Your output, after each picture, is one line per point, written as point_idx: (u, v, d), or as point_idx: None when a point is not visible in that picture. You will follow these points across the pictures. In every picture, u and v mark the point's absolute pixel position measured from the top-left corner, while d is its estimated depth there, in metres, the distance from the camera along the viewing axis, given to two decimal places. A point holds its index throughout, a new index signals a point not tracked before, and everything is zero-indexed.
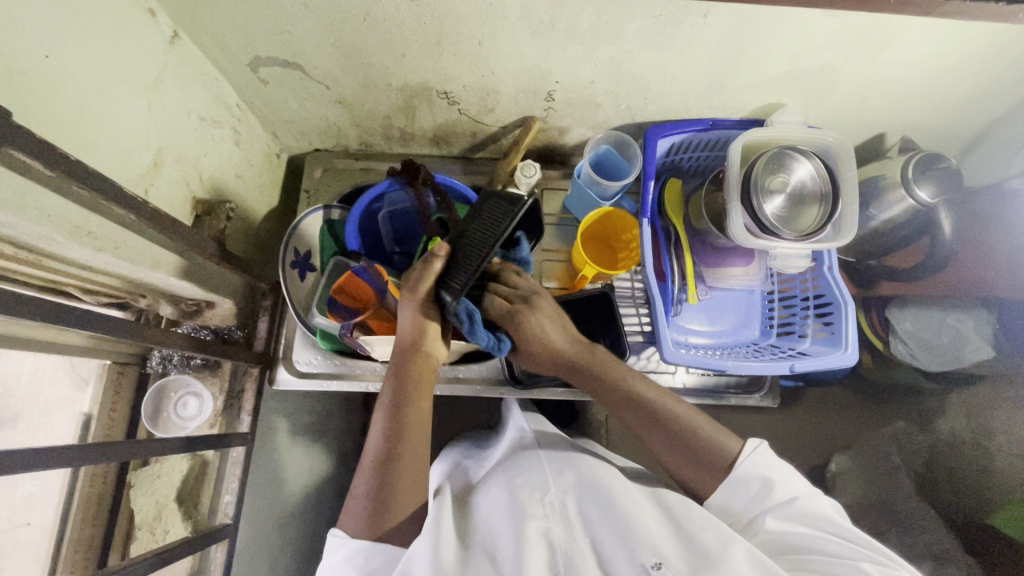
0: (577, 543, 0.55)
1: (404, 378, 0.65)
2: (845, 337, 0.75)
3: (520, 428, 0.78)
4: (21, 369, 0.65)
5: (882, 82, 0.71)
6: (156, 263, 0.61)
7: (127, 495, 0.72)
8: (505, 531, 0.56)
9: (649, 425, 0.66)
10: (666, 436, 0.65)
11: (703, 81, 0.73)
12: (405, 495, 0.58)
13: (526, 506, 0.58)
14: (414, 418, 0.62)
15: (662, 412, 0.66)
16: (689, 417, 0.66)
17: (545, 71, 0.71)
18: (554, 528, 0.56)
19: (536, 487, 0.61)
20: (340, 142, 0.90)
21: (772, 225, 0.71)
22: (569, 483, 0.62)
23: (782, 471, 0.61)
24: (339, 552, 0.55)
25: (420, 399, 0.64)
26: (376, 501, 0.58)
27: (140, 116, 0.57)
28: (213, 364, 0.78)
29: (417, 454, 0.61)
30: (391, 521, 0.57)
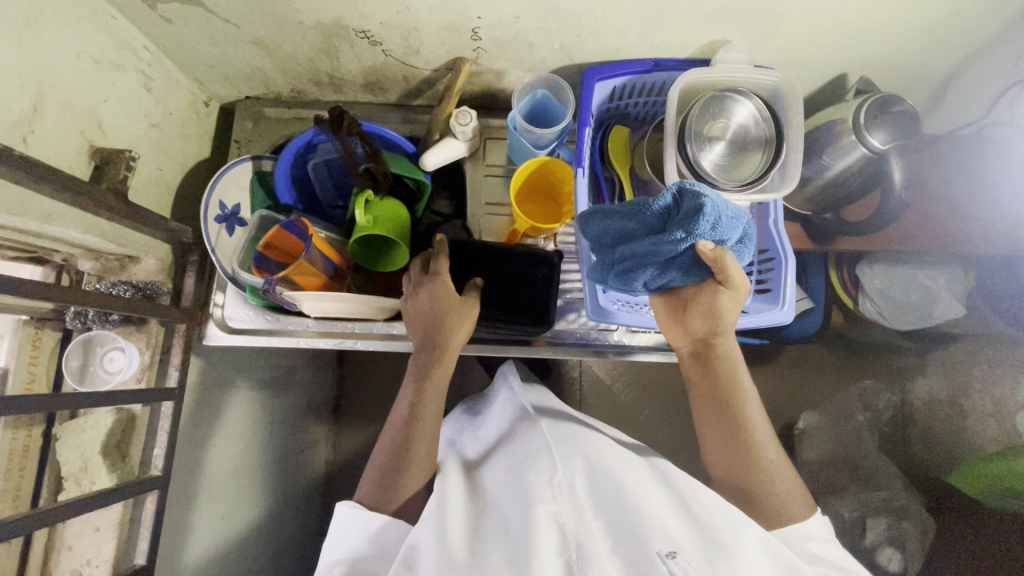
0: (587, 525, 0.55)
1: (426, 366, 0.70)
2: (782, 294, 0.72)
3: (520, 405, 0.80)
4: None
5: (833, 14, 0.65)
6: (47, 216, 0.58)
7: (53, 451, 0.69)
8: (515, 514, 0.57)
9: (731, 447, 0.66)
10: (736, 459, 0.66)
11: (636, 16, 0.67)
12: (422, 458, 0.66)
13: (536, 490, 0.58)
14: (433, 388, 0.69)
15: (751, 445, 0.65)
16: (775, 464, 0.65)
17: (463, 6, 0.65)
18: (563, 510, 0.56)
19: (545, 468, 0.62)
20: (269, 88, 0.86)
21: (709, 174, 0.67)
22: (576, 467, 0.62)
23: (829, 534, 0.63)
24: (353, 522, 0.61)
25: (439, 372, 0.70)
26: (392, 465, 0.65)
27: (9, 56, 0.54)
28: (139, 321, 0.77)
29: (431, 427, 0.68)
30: (408, 486, 0.64)
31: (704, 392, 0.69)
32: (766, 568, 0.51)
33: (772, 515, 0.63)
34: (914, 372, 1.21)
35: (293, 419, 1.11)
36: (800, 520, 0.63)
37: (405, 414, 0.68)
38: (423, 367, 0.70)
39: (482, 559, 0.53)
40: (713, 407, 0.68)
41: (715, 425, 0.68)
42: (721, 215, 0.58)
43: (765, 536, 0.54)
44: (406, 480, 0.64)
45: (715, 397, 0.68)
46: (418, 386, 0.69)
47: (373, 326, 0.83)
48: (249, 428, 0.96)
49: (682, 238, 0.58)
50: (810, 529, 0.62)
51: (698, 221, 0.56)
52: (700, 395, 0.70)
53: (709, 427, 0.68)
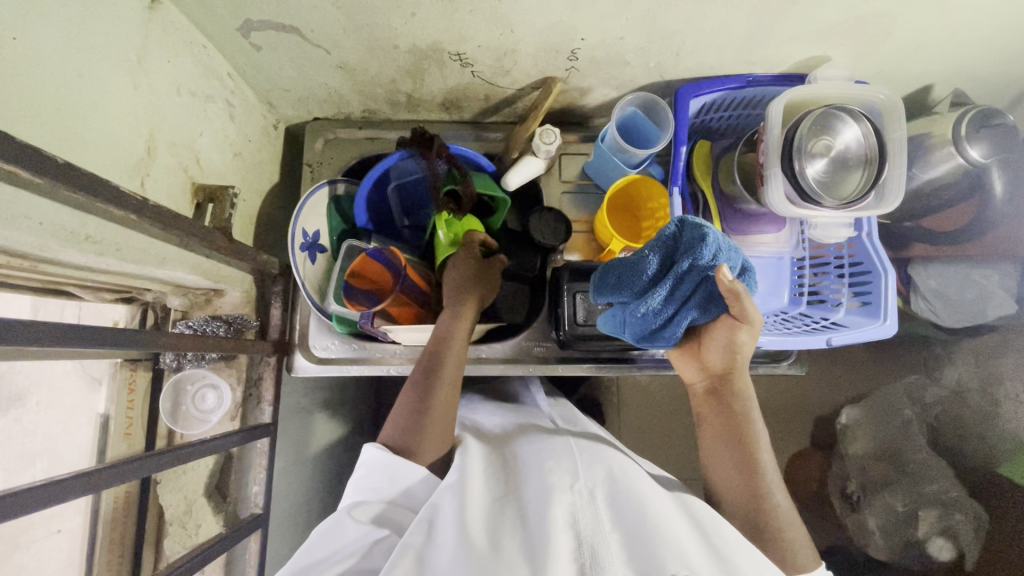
0: (605, 534, 0.50)
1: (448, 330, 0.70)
2: (884, 307, 0.72)
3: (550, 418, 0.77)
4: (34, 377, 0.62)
5: (941, 29, 0.64)
6: (162, 261, 0.56)
7: (154, 493, 0.68)
8: (533, 507, 0.53)
9: (739, 481, 0.62)
10: (745, 497, 0.61)
11: (744, 34, 0.66)
12: (444, 407, 0.65)
13: (554, 493, 0.54)
14: (454, 355, 0.69)
15: (760, 482, 0.61)
16: (783, 508, 0.60)
17: (571, 28, 0.64)
18: (580, 513, 0.52)
19: (566, 473, 0.57)
20: (341, 109, 0.83)
21: (815, 192, 0.67)
22: (599, 476, 0.57)
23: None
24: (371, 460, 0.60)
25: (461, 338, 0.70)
26: (416, 408, 0.64)
27: (125, 97, 0.51)
28: (229, 356, 0.75)
29: (448, 395, 0.66)
30: (429, 433, 0.63)
31: (717, 427, 0.65)
32: None
33: (783, 557, 0.58)
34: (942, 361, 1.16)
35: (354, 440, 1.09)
36: (807, 569, 0.58)
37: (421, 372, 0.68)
38: (443, 333, 0.70)
39: (501, 554, 0.49)
40: (725, 440, 0.63)
41: (724, 460, 0.63)
42: (723, 245, 0.57)
43: None
44: (423, 441, 0.62)
45: (726, 426, 0.64)
46: (438, 345, 0.69)
47: None
48: (319, 453, 0.95)
49: (689, 268, 0.57)
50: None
51: (701, 250, 0.55)
52: (707, 426, 0.66)
53: (718, 462, 0.64)
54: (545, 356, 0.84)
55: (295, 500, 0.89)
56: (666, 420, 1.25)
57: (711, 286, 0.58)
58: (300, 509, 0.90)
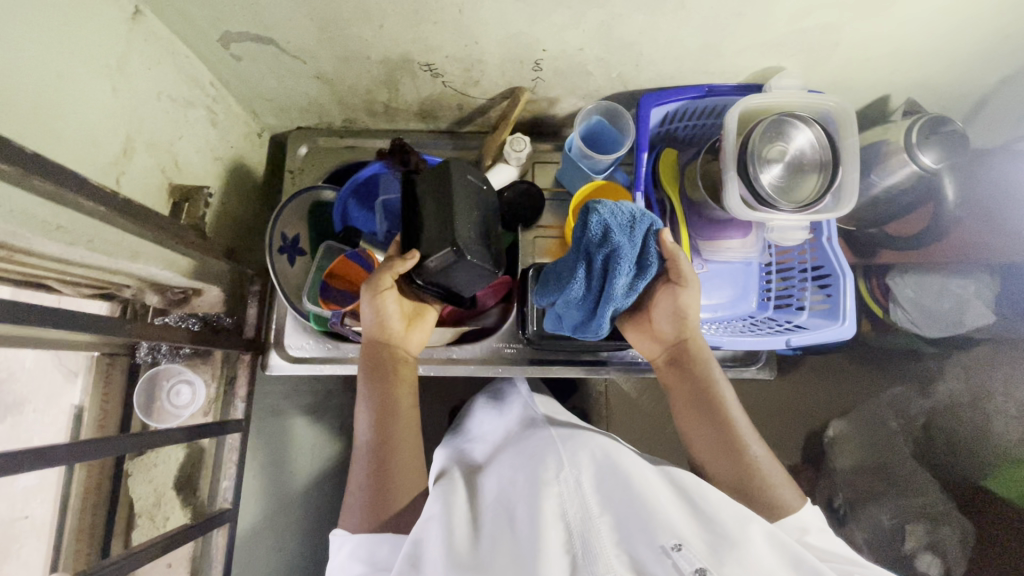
0: (595, 519, 0.51)
1: (381, 368, 0.67)
2: (844, 310, 0.75)
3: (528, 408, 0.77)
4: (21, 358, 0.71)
5: (887, 41, 0.67)
6: (134, 254, 0.59)
7: (125, 484, 0.71)
8: (521, 510, 0.53)
9: (716, 441, 0.64)
10: (724, 456, 0.63)
11: (697, 46, 0.69)
12: (402, 477, 0.62)
13: (541, 485, 0.54)
14: (395, 416, 0.65)
15: (734, 435, 0.63)
16: (762, 457, 0.62)
17: (532, 40, 0.67)
18: (569, 505, 0.52)
19: (549, 463, 0.57)
20: (322, 119, 0.87)
21: (771, 196, 0.69)
22: (585, 463, 0.58)
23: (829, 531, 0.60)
24: (344, 548, 0.58)
25: (395, 396, 0.66)
26: (369, 489, 0.61)
27: (104, 99, 0.55)
28: (204, 352, 0.77)
29: (402, 430, 0.65)
30: (392, 511, 0.60)
31: (685, 395, 0.67)
32: (775, 562, 0.47)
33: (770, 507, 0.59)
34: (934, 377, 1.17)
35: None
36: (793, 508, 0.59)
37: (370, 426, 0.65)
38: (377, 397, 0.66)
39: (488, 562, 0.49)
40: (694, 406, 0.66)
41: (697, 426, 0.65)
42: (630, 221, 0.58)
43: (771, 528, 0.51)
44: (394, 492, 0.61)
45: (692, 389, 0.67)
46: (376, 409, 0.65)
47: (433, 351, 0.85)
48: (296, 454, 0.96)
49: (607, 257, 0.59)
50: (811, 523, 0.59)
51: (616, 240, 0.57)
52: (677, 394, 0.68)
53: (692, 430, 0.66)
54: (516, 357, 0.86)
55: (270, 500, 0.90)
56: (650, 430, 1.25)
57: (646, 260, 0.60)
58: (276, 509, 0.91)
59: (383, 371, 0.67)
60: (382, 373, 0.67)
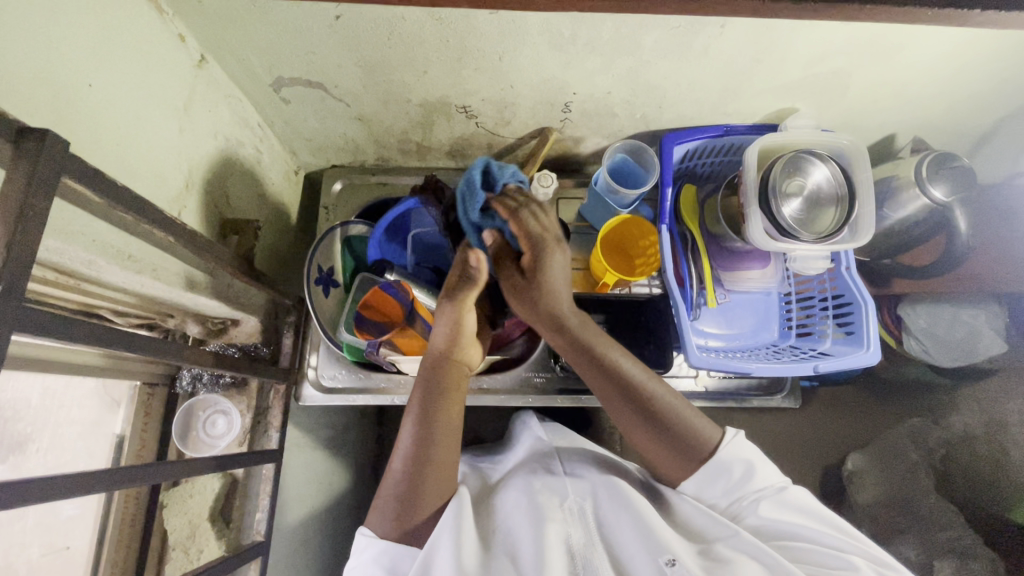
0: (596, 549, 0.58)
1: (438, 385, 0.65)
2: (867, 336, 0.77)
3: (536, 434, 0.81)
4: (31, 393, 0.61)
5: (893, 85, 0.72)
6: (189, 284, 0.61)
7: (160, 515, 0.71)
8: (525, 528, 0.59)
9: (644, 422, 0.63)
10: (655, 434, 0.63)
11: (717, 89, 0.74)
12: (435, 489, 0.61)
13: (547, 508, 0.61)
14: (443, 432, 0.62)
15: (646, 397, 0.63)
16: (674, 403, 0.63)
17: (563, 84, 0.72)
18: (573, 534, 0.59)
19: (555, 490, 0.64)
20: (357, 157, 0.91)
21: (792, 228, 0.72)
22: (585, 491, 0.65)
23: (758, 453, 0.63)
24: (366, 551, 0.58)
25: (447, 411, 0.64)
26: (402, 496, 0.59)
27: (172, 139, 0.58)
28: (241, 382, 0.79)
29: (445, 449, 0.62)
30: (417, 519, 0.59)
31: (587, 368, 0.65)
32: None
33: (696, 451, 0.62)
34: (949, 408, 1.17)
35: (355, 480, 1.09)
36: (715, 442, 0.62)
37: (410, 442, 0.61)
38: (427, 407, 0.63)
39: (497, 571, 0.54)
40: (610, 393, 0.64)
41: (623, 414, 0.64)
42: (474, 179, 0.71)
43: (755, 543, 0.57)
44: (423, 505, 0.60)
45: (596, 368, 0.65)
46: (422, 419, 0.62)
47: None
48: (317, 488, 0.95)
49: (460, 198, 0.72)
50: (760, 484, 0.61)
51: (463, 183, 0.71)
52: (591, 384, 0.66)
53: (620, 419, 0.65)
54: (545, 387, 0.87)
55: (292, 537, 0.88)
56: None
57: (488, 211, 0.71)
58: (296, 548, 0.89)
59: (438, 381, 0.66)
60: (436, 393, 0.64)
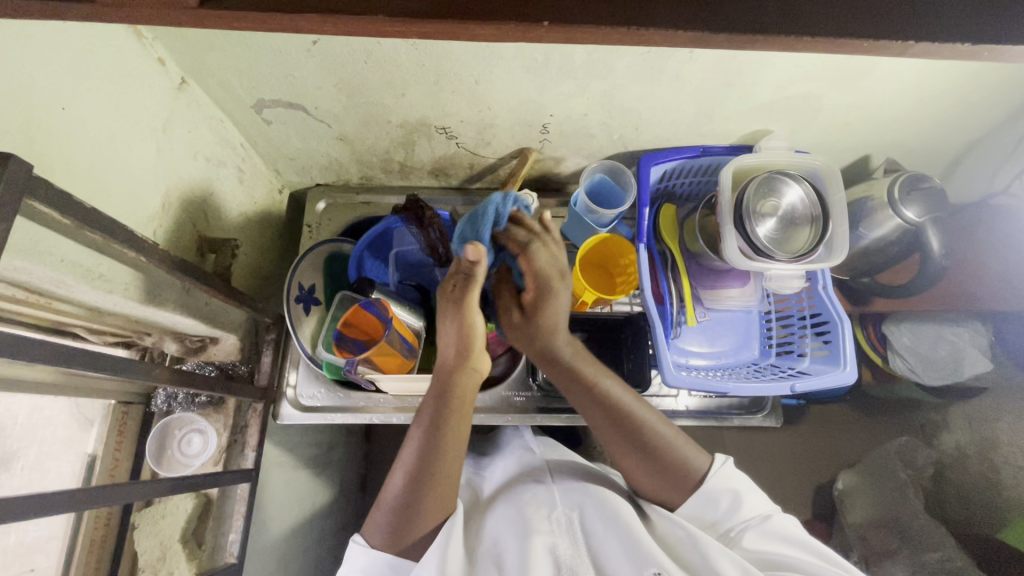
0: (582, 560, 0.58)
1: (446, 397, 0.62)
2: (844, 354, 0.77)
3: (528, 447, 0.80)
4: (16, 409, 0.63)
5: (864, 107, 0.74)
6: (164, 302, 0.61)
7: (130, 539, 0.69)
8: (511, 543, 0.58)
9: (641, 459, 0.63)
10: (650, 469, 0.63)
11: (692, 111, 0.75)
12: (433, 507, 0.59)
13: (534, 521, 0.60)
14: (449, 449, 0.60)
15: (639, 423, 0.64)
16: (665, 432, 0.64)
17: (540, 106, 0.73)
18: (560, 544, 0.59)
19: (543, 503, 0.64)
20: (341, 176, 0.92)
21: (766, 247, 0.72)
22: (575, 501, 0.65)
23: (744, 484, 0.63)
24: (359, 561, 0.58)
25: (454, 430, 0.61)
26: (398, 514, 0.58)
27: (149, 159, 0.59)
28: (218, 401, 0.78)
29: (450, 463, 0.60)
30: (412, 537, 0.58)
31: (576, 390, 0.65)
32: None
33: (687, 482, 0.63)
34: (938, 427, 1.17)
35: (338, 499, 1.07)
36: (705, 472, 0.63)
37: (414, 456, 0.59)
38: (433, 429, 0.60)
39: None
40: (606, 428, 0.64)
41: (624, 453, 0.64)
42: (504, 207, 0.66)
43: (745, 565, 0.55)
44: (420, 523, 0.58)
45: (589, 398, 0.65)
46: (426, 434, 0.60)
47: None
48: (298, 509, 0.93)
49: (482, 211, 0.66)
50: (747, 514, 0.60)
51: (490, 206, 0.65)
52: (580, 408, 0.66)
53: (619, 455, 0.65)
54: (525, 406, 0.87)
55: (270, 559, 0.86)
56: None
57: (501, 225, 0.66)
58: (275, 570, 0.87)
59: (445, 397, 0.62)
60: (447, 407, 0.61)
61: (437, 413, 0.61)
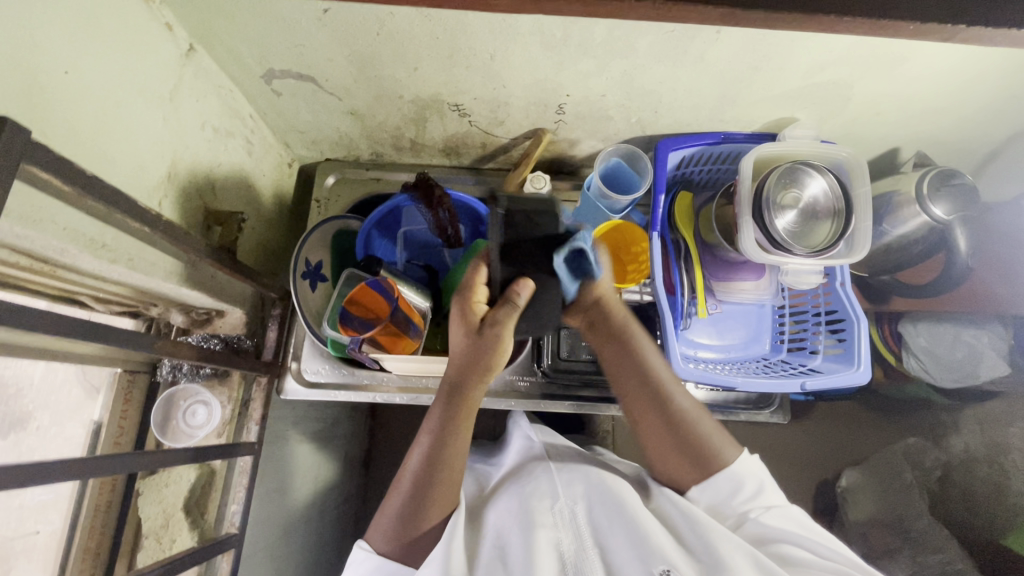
0: (587, 553, 0.58)
1: (453, 402, 0.60)
2: (857, 354, 0.76)
3: (527, 435, 0.79)
4: (33, 372, 0.65)
5: (897, 97, 0.70)
6: (169, 274, 0.61)
7: (134, 505, 0.71)
8: (516, 538, 0.58)
9: (674, 432, 0.63)
10: (676, 446, 0.63)
11: (714, 95, 0.72)
12: (440, 508, 0.59)
13: (537, 514, 0.60)
14: (453, 457, 0.60)
15: (671, 403, 0.63)
16: (697, 415, 0.64)
17: (557, 85, 0.71)
18: (564, 539, 0.58)
19: (546, 493, 0.63)
20: (351, 152, 0.90)
21: (785, 241, 0.70)
22: (579, 491, 0.64)
23: (766, 476, 0.64)
24: (364, 565, 0.58)
25: (459, 433, 0.60)
26: (404, 516, 0.58)
27: (154, 127, 0.58)
28: (223, 373, 0.79)
29: (453, 471, 0.60)
30: (417, 539, 0.58)
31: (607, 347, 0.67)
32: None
33: (709, 463, 0.62)
34: (949, 428, 1.15)
35: (342, 473, 1.09)
36: (731, 463, 0.62)
37: (418, 466, 0.59)
38: (437, 437, 0.59)
39: None
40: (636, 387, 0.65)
41: (658, 427, 0.64)
42: None
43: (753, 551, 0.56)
44: (426, 522, 0.59)
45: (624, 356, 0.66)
46: (432, 443, 0.59)
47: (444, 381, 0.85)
48: (301, 482, 0.94)
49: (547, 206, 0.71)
50: (766, 499, 0.61)
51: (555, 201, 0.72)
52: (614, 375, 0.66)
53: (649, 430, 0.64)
54: (529, 391, 0.86)
55: (273, 531, 0.87)
56: None
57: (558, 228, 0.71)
58: (277, 541, 0.88)
59: (455, 400, 0.60)
60: (452, 413, 0.60)
61: (445, 414, 0.60)
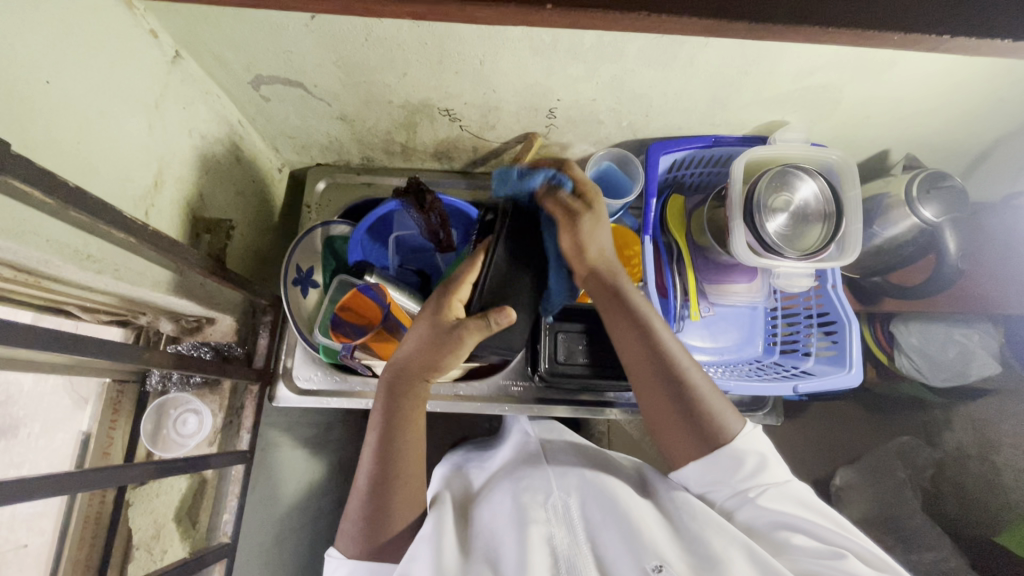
0: (580, 549, 0.57)
1: (399, 394, 0.64)
2: (850, 356, 0.76)
3: (525, 432, 0.80)
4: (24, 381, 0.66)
5: (886, 100, 0.70)
6: (157, 284, 0.60)
7: (125, 515, 0.70)
8: (507, 535, 0.57)
9: (670, 400, 0.62)
10: (673, 410, 0.62)
11: (704, 99, 0.72)
12: (402, 505, 0.60)
13: (530, 510, 0.59)
14: (406, 443, 0.62)
15: (674, 367, 0.63)
16: (700, 383, 0.63)
17: (547, 90, 0.71)
18: (557, 534, 0.57)
19: (539, 489, 0.63)
20: (342, 157, 0.90)
21: (776, 244, 0.70)
22: (573, 487, 0.64)
23: (769, 449, 0.61)
24: (338, 571, 0.57)
25: (409, 425, 0.63)
26: (369, 516, 0.59)
27: (139, 135, 0.57)
28: (213, 382, 0.78)
29: (409, 463, 0.62)
30: (385, 539, 0.58)
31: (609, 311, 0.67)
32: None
33: (708, 434, 0.60)
34: (941, 427, 1.15)
35: (336, 478, 1.08)
36: (734, 433, 0.60)
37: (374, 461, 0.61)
38: (388, 426, 0.62)
39: None
40: (638, 354, 0.65)
41: (655, 397, 0.63)
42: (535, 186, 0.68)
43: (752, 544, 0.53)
44: (392, 522, 0.59)
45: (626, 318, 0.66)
46: (384, 435, 0.62)
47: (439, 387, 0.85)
48: (294, 489, 0.94)
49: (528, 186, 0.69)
50: (767, 476, 0.58)
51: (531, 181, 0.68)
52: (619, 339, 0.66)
53: (650, 403, 0.64)
54: (523, 396, 0.85)
55: (266, 539, 0.86)
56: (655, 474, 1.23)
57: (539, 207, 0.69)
58: (271, 548, 0.88)
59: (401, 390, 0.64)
60: (401, 404, 0.63)
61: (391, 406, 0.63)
